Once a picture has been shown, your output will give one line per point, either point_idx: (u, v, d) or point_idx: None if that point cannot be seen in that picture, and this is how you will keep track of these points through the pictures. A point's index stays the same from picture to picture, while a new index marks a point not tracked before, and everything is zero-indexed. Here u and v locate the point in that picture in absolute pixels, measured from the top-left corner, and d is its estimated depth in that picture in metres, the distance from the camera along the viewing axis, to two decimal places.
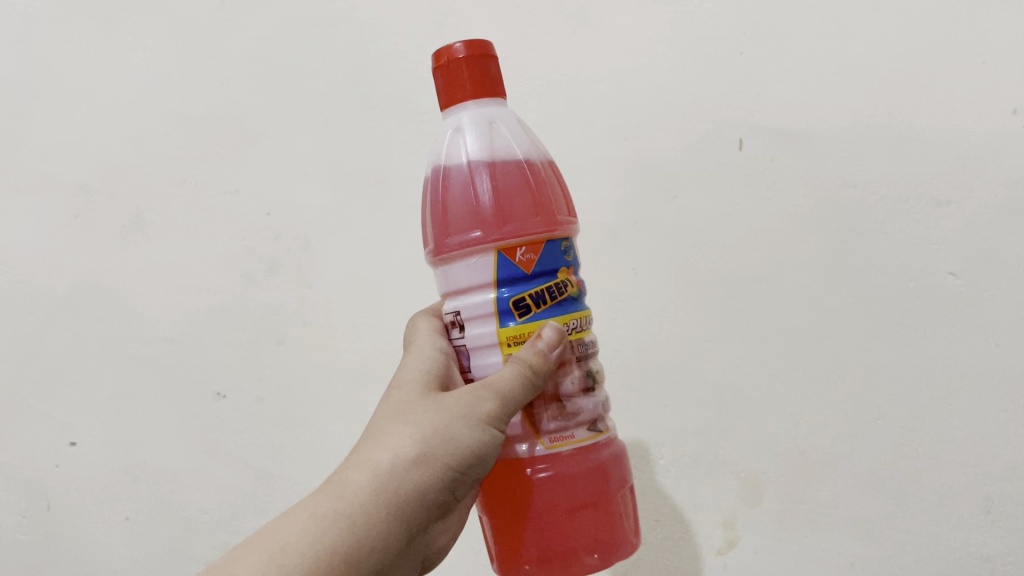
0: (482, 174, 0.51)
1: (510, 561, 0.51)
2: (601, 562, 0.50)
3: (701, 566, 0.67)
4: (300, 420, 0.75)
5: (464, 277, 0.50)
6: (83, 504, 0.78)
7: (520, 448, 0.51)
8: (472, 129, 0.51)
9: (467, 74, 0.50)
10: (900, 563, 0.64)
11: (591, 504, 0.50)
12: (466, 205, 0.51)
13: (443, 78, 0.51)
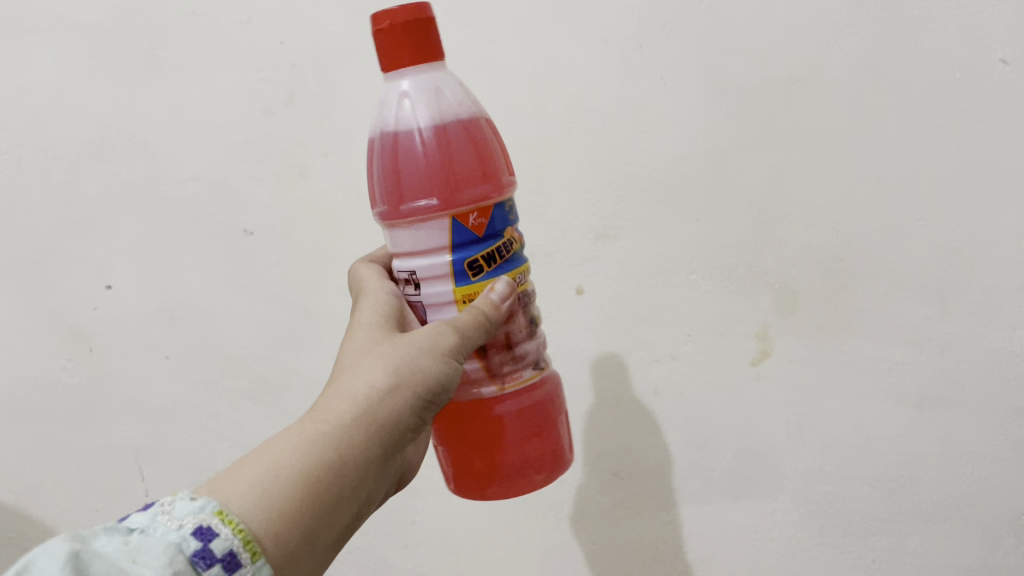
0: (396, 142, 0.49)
1: (473, 483, 0.54)
2: (546, 480, 0.54)
3: (734, 376, 0.65)
4: (331, 252, 0.74)
5: (410, 244, 0.50)
6: (125, 344, 0.79)
7: (482, 390, 0.52)
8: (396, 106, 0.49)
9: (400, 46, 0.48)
10: (941, 366, 0.62)
11: (539, 433, 0.53)
12: (386, 170, 0.50)
13: (388, 42, 0.48)
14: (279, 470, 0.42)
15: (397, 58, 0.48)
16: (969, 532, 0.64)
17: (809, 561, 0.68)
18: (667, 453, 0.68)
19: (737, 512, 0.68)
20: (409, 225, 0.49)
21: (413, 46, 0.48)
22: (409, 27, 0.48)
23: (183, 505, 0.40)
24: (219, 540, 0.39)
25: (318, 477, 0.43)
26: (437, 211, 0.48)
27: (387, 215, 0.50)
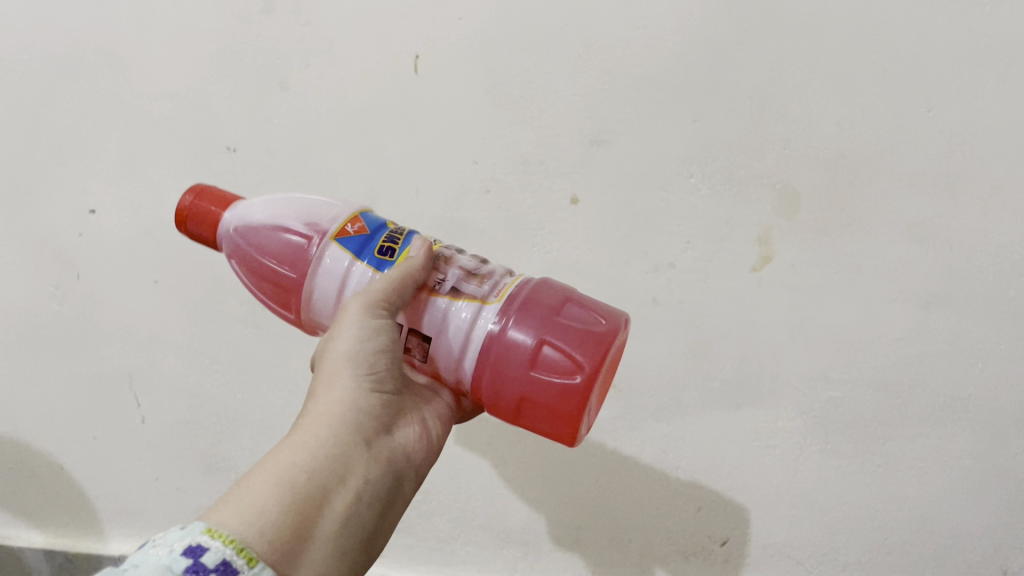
0: (250, 258, 0.49)
1: (562, 400, 0.42)
2: (612, 323, 0.44)
3: (734, 283, 0.63)
4: (316, 168, 0.68)
5: (330, 299, 0.47)
6: (112, 269, 0.75)
7: (488, 324, 0.44)
8: (233, 251, 0.50)
9: (207, 211, 0.50)
10: (948, 264, 0.59)
11: (565, 300, 0.45)
12: (273, 289, 0.49)
13: (200, 224, 0.50)
14: (253, 482, 0.40)
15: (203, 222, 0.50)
16: (975, 432, 0.62)
17: (813, 470, 0.65)
18: (665, 363, 0.65)
19: (741, 422, 0.65)
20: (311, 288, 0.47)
21: (210, 202, 0.51)
22: (196, 203, 0.51)
23: (173, 534, 0.35)
24: (210, 553, 0.35)
25: (292, 480, 0.40)
26: (313, 259, 0.47)
27: (301, 314, 0.49)
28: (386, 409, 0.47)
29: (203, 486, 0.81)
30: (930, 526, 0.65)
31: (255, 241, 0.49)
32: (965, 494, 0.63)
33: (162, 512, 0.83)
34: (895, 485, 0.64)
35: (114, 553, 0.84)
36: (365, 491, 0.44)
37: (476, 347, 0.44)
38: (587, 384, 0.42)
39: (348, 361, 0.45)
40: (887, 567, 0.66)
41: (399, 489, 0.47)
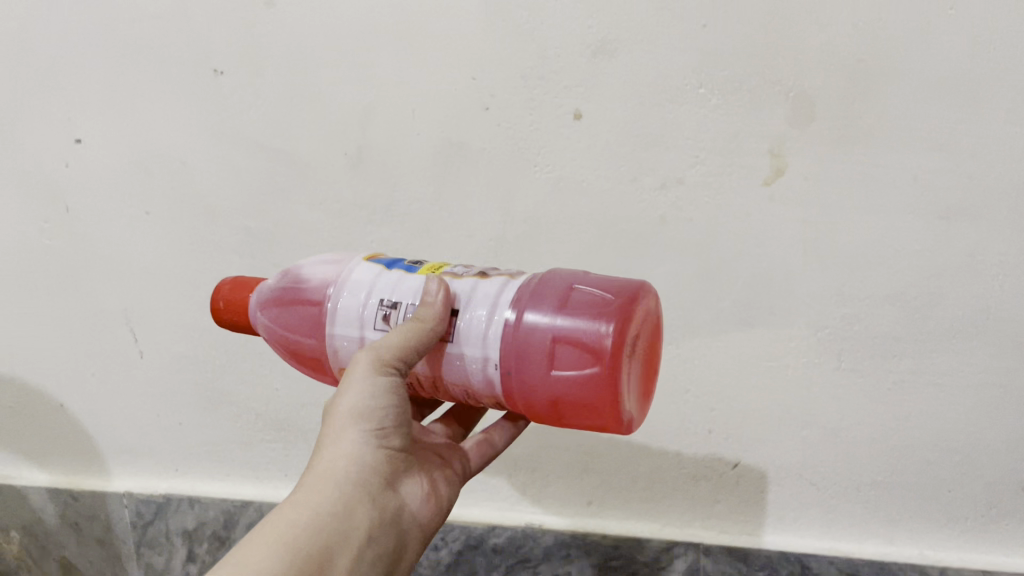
0: (283, 303, 0.51)
1: (592, 362, 0.42)
2: (626, 287, 0.44)
3: (745, 199, 0.59)
4: (305, 89, 0.65)
5: (354, 299, 0.47)
6: (102, 202, 0.73)
7: (504, 315, 0.43)
8: (267, 310, 0.52)
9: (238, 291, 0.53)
10: (971, 172, 0.56)
11: (576, 280, 0.45)
12: (305, 318, 0.49)
13: (233, 303, 0.53)
14: (253, 543, 0.41)
15: (228, 293, 0.53)
16: (995, 347, 0.59)
17: (828, 390, 0.62)
18: (674, 283, 0.62)
19: (752, 343, 0.62)
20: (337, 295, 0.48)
21: (242, 285, 0.54)
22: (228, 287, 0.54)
23: None
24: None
25: (291, 546, 0.40)
26: (345, 269, 0.49)
27: (333, 326, 0.47)
28: (396, 460, 0.46)
29: (204, 423, 0.78)
30: (948, 445, 0.62)
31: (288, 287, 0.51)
32: (985, 412, 0.61)
33: (165, 447, 0.80)
34: (914, 404, 0.61)
35: (116, 490, 0.81)
36: (369, 555, 0.43)
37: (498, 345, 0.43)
38: (616, 337, 0.41)
39: (356, 414, 0.44)
40: (906, 489, 0.64)
41: (405, 546, 0.47)
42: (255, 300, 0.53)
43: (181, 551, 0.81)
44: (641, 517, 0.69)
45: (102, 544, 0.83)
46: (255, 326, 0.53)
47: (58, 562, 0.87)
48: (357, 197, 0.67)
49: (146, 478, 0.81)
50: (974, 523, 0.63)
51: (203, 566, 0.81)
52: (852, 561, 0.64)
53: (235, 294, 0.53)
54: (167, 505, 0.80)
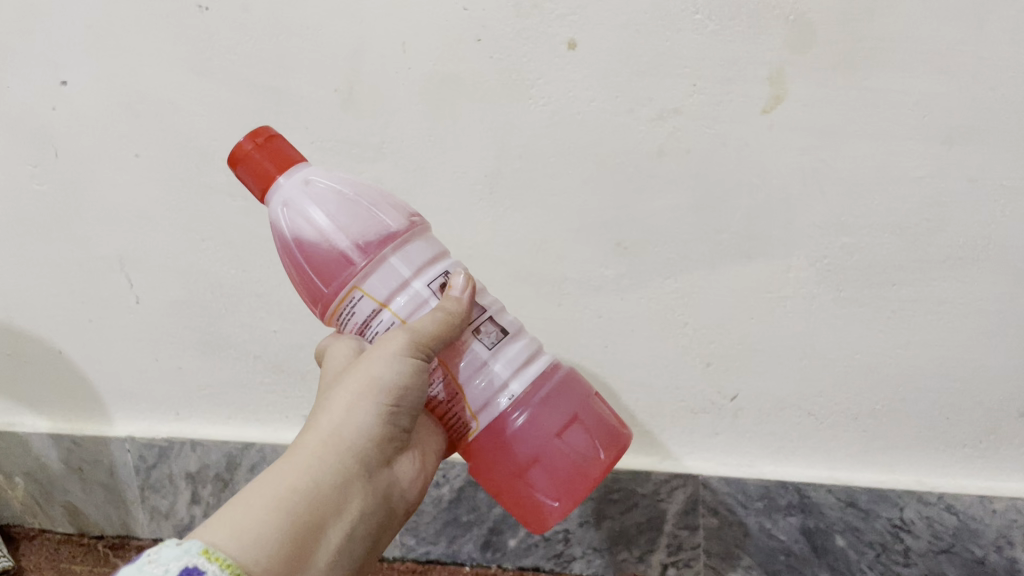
0: (335, 201, 0.46)
1: (564, 486, 0.47)
2: (621, 430, 0.49)
3: (745, 127, 0.58)
4: (293, 23, 0.63)
5: (422, 251, 0.45)
6: (90, 145, 0.71)
7: (516, 388, 0.45)
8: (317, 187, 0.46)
9: (274, 161, 0.46)
10: (973, 96, 0.55)
11: (591, 393, 0.49)
12: (361, 224, 0.45)
13: (269, 156, 0.46)
14: (249, 499, 0.40)
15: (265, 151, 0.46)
16: (995, 274, 0.58)
17: (828, 321, 0.62)
18: (672, 217, 0.62)
19: (751, 275, 0.62)
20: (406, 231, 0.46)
21: (284, 155, 0.47)
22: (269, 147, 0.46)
23: (170, 551, 0.35)
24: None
25: (289, 502, 0.40)
26: (418, 222, 0.47)
27: (391, 254, 0.44)
28: (396, 440, 0.46)
29: (204, 366, 0.78)
30: (946, 373, 0.62)
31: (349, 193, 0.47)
32: (984, 340, 0.60)
33: (165, 392, 0.80)
34: (912, 333, 0.61)
35: (119, 435, 0.81)
36: (358, 524, 0.43)
37: (501, 404, 0.45)
38: (596, 481, 0.47)
39: (369, 388, 0.44)
40: (904, 418, 0.63)
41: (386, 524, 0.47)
42: (298, 173, 0.47)
43: (186, 493, 0.81)
44: (641, 451, 0.69)
45: (108, 487, 0.84)
46: (276, 195, 0.46)
47: (64, 507, 0.87)
48: (349, 135, 0.65)
49: (148, 423, 0.82)
50: (970, 451, 0.63)
51: (208, 508, 0.81)
52: (849, 490, 0.65)
53: (270, 156, 0.46)
54: (169, 450, 0.80)
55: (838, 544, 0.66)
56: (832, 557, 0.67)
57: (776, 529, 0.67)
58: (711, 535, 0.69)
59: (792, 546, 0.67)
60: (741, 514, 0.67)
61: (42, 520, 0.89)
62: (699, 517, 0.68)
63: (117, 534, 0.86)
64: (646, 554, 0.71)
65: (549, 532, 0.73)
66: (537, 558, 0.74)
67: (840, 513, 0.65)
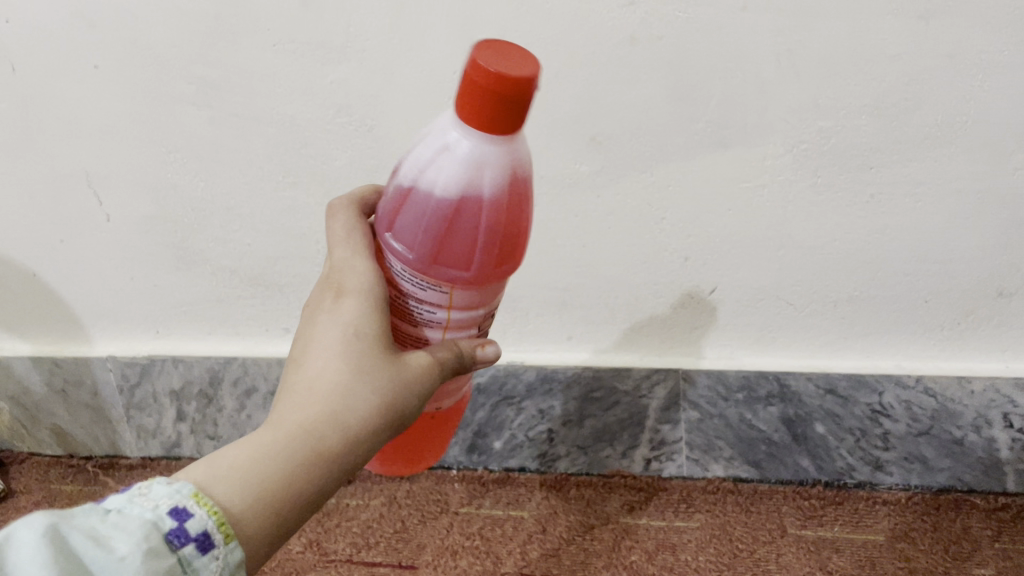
0: (503, 195, 0.35)
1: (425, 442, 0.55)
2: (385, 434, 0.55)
3: (717, 9, 0.54)
4: None
5: (484, 304, 0.39)
6: (43, 59, 0.66)
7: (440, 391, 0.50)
8: (470, 153, 0.34)
9: (489, 113, 0.33)
10: None
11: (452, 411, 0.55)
12: (470, 236, 0.35)
13: (495, 116, 0.33)
14: (256, 477, 0.36)
15: (502, 96, 0.32)
16: (972, 153, 0.57)
17: (805, 208, 0.61)
18: (644, 108, 0.59)
19: (728, 165, 0.60)
20: (484, 284, 0.37)
21: (504, 122, 0.33)
22: (507, 106, 0.32)
23: (159, 488, 0.33)
24: (194, 520, 0.33)
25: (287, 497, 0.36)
26: (504, 274, 0.38)
27: (466, 293, 0.37)
28: None
29: (178, 283, 0.77)
30: (923, 255, 0.61)
31: (470, 188, 0.34)
32: (959, 221, 0.59)
33: (143, 310, 0.79)
34: (888, 216, 0.60)
35: (99, 356, 0.81)
36: None
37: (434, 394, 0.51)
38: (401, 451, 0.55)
39: (389, 407, 0.39)
40: (880, 303, 0.63)
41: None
42: (494, 146, 0.34)
43: (170, 411, 0.82)
44: (624, 349, 0.70)
45: (93, 408, 0.84)
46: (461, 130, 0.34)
47: (51, 431, 0.86)
48: (312, 36, 0.62)
49: (127, 342, 0.82)
50: (947, 332, 0.64)
51: (194, 424, 0.82)
52: (828, 377, 0.67)
53: (494, 113, 0.33)
54: (151, 366, 0.81)
55: (818, 432, 0.68)
56: (813, 445, 0.68)
57: (757, 420, 0.69)
58: (693, 428, 0.70)
59: (772, 436, 0.68)
60: (722, 407, 0.69)
61: (30, 445, 0.88)
62: (680, 410, 0.70)
63: (105, 456, 0.86)
64: (629, 450, 0.71)
65: (533, 432, 0.72)
66: (522, 459, 0.72)
67: (821, 402, 0.67)
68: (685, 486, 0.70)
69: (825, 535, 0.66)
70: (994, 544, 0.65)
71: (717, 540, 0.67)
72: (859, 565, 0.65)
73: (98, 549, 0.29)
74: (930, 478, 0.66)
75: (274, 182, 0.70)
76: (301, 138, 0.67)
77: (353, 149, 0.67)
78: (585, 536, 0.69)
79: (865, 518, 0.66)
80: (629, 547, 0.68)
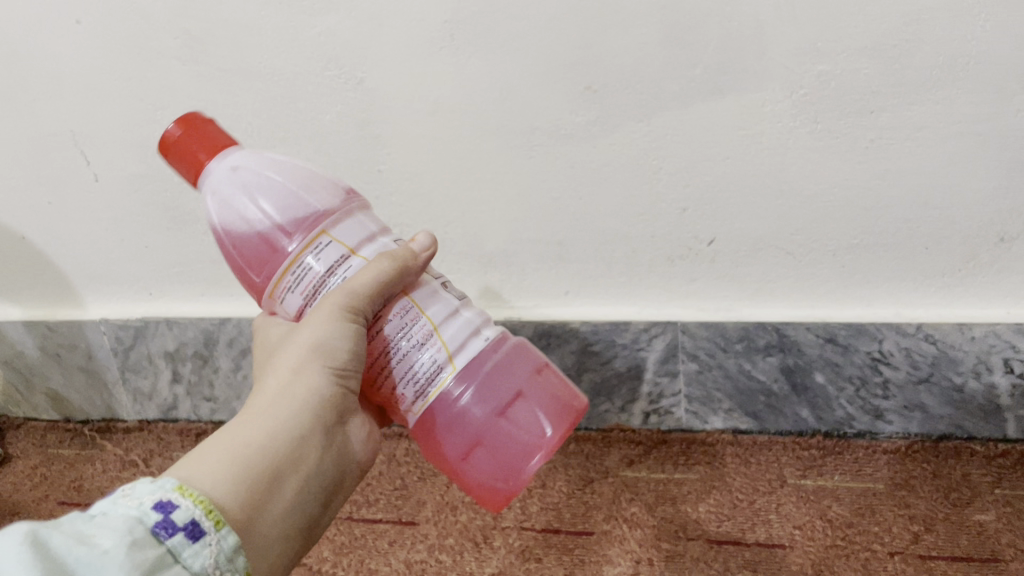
0: (271, 173, 0.45)
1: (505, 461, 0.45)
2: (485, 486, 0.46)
3: None
4: None
5: (360, 229, 0.44)
6: (25, 15, 0.66)
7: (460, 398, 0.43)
8: (227, 173, 0.44)
9: (197, 145, 0.45)
10: None
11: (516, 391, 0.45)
12: (279, 202, 0.44)
13: (200, 141, 0.45)
14: (210, 453, 0.39)
15: (196, 127, 0.45)
16: (975, 93, 0.55)
17: (806, 154, 0.60)
18: (640, 55, 0.57)
19: (725, 112, 0.59)
20: (327, 211, 0.44)
21: (213, 136, 0.45)
22: (199, 127, 0.45)
23: (144, 488, 0.33)
24: (179, 511, 0.33)
25: (243, 456, 0.39)
26: (341, 204, 0.45)
27: (327, 226, 0.43)
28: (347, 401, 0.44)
29: (170, 244, 0.76)
30: (924, 200, 0.60)
31: (244, 189, 0.44)
32: (962, 164, 0.58)
33: (134, 272, 0.78)
34: (889, 161, 0.59)
35: (92, 319, 0.80)
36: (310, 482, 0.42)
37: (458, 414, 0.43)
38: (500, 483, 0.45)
39: (313, 352, 0.42)
40: (882, 250, 0.62)
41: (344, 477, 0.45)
42: (234, 155, 0.46)
43: (166, 373, 0.81)
44: (620, 302, 0.69)
45: (88, 372, 0.84)
46: (211, 175, 0.45)
47: (46, 395, 0.87)
48: None
49: (119, 305, 0.80)
50: (949, 278, 0.62)
51: (190, 386, 0.82)
52: (828, 326, 0.65)
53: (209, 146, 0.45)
54: (145, 329, 0.79)
55: (818, 381, 0.67)
56: (812, 394, 0.68)
57: (757, 371, 0.68)
58: (691, 380, 0.70)
59: (771, 386, 0.68)
60: (721, 358, 0.68)
61: (30, 408, 0.89)
62: (678, 362, 0.69)
63: (102, 419, 0.86)
64: (628, 405, 0.72)
65: None
66: None
67: (819, 350, 0.66)
68: (684, 439, 0.71)
69: (824, 485, 0.67)
70: (993, 490, 0.65)
71: (716, 491, 0.68)
72: (859, 513, 0.65)
73: (82, 546, 0.28)
74: (930, 426, 0.66)
75: (265, 138, 0.68)
76: (290, 92, 0.65)
77: (343, 102, 0.64)
78: (585, 489, 0.69)
79: (866, 466, 0.67)
80: (628, 499, 0.68)
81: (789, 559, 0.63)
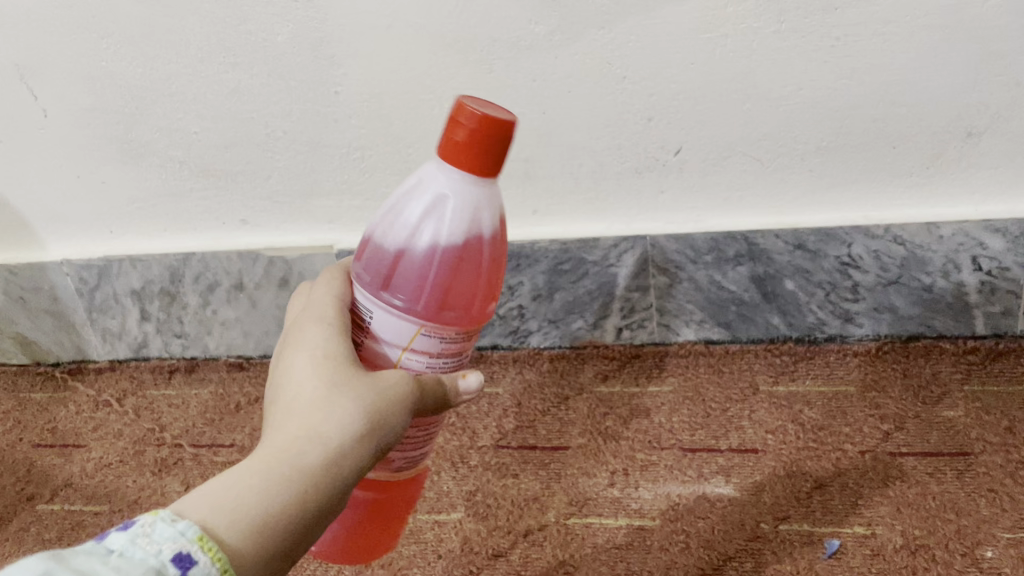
0: (487, 250, 0.41)
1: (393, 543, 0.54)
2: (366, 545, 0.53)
3: None
4: None
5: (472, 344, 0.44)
6: None
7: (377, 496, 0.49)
8: (456, 209, 0.40)
9: (471, 147, 0.39)
10: None
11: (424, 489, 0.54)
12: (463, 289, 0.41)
13: (470, 154, 0.39)
14: (228, 487, 0.36)
15: (491, 147, 0.39)
16: None
17: (769, 56, 0.58)
18: None
19: (687, 16, 0.57)
20: (471, 320, 0.42)
21: (488, 165, 0.40)
22: (496, 146, 0.39)
23: (164, 529, 0.32)
24: (197, 568, 0.31)
25: (260, 493, 0.36)
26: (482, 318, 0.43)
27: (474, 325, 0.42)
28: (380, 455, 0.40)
29: (128, 178, 0.74)
30: (890, 97, 0.59)
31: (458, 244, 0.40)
32: (928, 60, 0.57)
33: (92, 210, 0.76)
34: (854, 59, 0.58)
35: (54, 260, 0.79)
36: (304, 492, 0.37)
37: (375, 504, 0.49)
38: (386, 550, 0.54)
39: (369, 406, 0.38)
40: (851, 152, 0.61)
41: None
42: (475, 192, 0.40)
43: (133, 312, 0.81)
44: (588, 218, 0.68)
45: (54, 314, 0.82)
46: (449, 190, 0.40)
47: (13, 340, 0.86)
48: None
49: (82, 244, 0.79)
50: (917, 179, 0.62)
51: (160, 324, 0.81)
52: (797, 233, 0.65)
53: (484, 156, 0.39)
54: (108, 268, 0.78)
55: (789, 288, 0.68)
56: (783, 301, 0.68)
57: (727, 281, 0.68)
58: (663, 294, 0.70)
59: (743, 296, 0.69)
60: (691, 270, 0.68)
61: None
62: (650, 276, 0.69)
63: (73, 361, 0.85)
64: (601, 321, 0.72)
65: (503, 310, 0.72)
66: (495, 337, 0.74)
67: (789, 258, 0.66)
68: (657, 351, 0.72)
69: (795, 390, 0.68)
70: (962, 387, 0.65)
71: (690, 401, 0.69)
72: (830, 415, 0.66)
73: None
74: (899, 327, 0.68)
75: (215, 63, 0.65)
76: (239, 13, 0.62)
77: (294, 22, 0.62)
78: (559, 407, 0.70)
79: (838, 369, 0.68)
80: (603, 414, 0.69)
81: (765, 462, 0.64)
